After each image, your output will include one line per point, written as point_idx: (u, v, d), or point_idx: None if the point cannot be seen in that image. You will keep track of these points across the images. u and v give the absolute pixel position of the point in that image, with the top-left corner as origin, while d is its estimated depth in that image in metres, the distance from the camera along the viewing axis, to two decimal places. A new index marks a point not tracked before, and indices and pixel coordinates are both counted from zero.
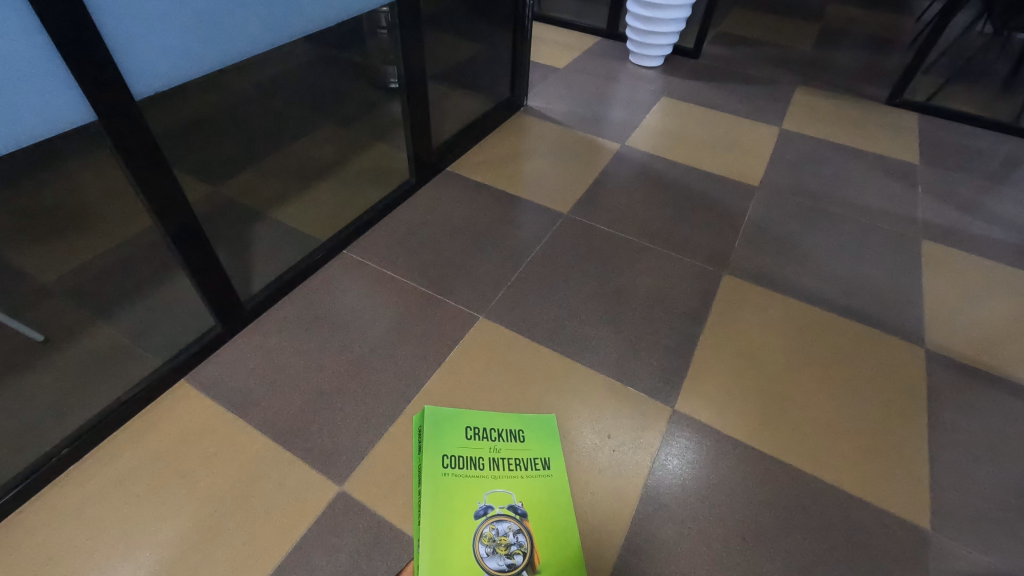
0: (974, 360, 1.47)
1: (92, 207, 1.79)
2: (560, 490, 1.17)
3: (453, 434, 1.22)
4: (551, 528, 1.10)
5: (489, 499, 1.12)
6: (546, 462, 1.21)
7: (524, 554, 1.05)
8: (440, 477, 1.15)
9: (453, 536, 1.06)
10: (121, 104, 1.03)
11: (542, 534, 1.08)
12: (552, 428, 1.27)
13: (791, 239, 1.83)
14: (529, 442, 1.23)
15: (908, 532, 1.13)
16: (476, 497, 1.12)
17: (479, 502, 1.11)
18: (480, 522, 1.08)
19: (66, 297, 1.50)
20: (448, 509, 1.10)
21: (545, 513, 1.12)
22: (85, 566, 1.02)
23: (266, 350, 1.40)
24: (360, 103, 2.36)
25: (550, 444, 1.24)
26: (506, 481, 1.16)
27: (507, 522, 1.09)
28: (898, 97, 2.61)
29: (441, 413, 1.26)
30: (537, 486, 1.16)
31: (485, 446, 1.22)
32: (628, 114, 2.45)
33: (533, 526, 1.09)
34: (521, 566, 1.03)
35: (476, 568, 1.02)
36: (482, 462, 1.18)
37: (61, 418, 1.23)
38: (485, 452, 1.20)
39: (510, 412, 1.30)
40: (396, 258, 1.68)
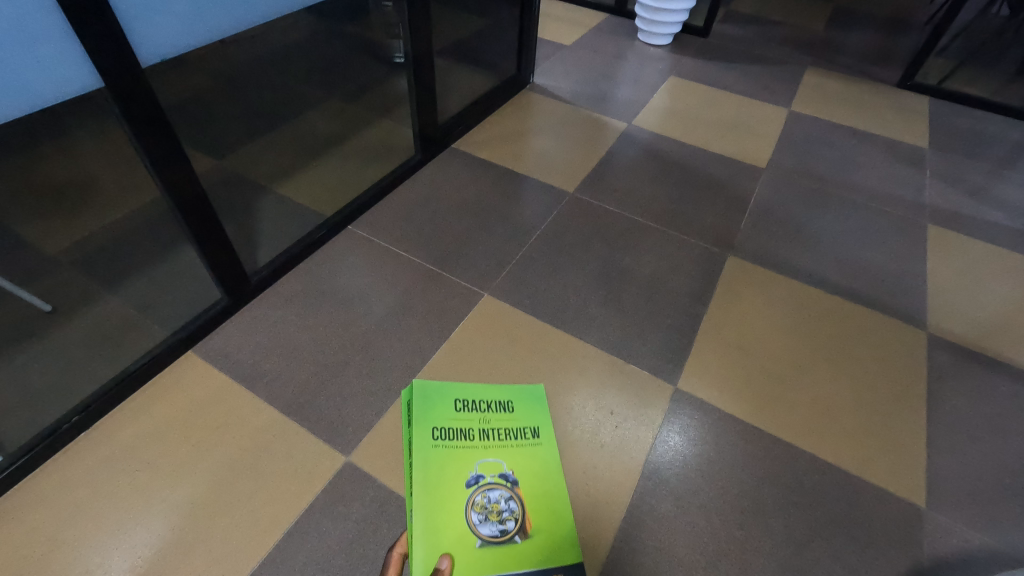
0: (974, 344, 1.49)
1: (94, 178, 1.77)
2: (550, 456, 1.19)
3: (441, 404, 1.24)
4: (540, 493, 1.13)
5: (481, 469, 1.14)
6: (535, 432, 1.23)
7: (516, 520, 1.08)
8: (429, 449, 1.15)
9: (446, 505, 1.07)
10: (128, 73, 0.99)
11: (531, 501, 1.11)
12: (539, 402, 1.29)
13: (796, 221, 1.84)
14: (518, 413, 1.26)
15: (904, 509, 1.16)
16: (467, 467, 1.14)
17: (470, 472, 1.13)
18: (472, 491, 1.10)
19: (70, 266, 1.49)
20: (438, 480, 1.11)
21: (536, 479, 1.15)
22: (99, 528, 1.04)
23: (272, 323, 1.40)
24: (365, 77, 2.32)
25: (539, 413, 1.27)
26: (495, 450, 1.18)
27: (497, 488, 1.12)
28: (909, 80, 2.60)
29: (431, 390, 1.27)
30: (530, 451, 1.20)
31: (474, 419, 1.23)
32: (635, 93, 2.43)
33: (523, 492, 1.12)
34: (513, 532, 1.06)
35: (469, 535, 1.04)
36: (475, 435, 1.19)
37: (70, 386, 1.24)
38: (474, 425, 1.21)
39: (504, 386, 1.31)
40: (403, 234, 1.68)
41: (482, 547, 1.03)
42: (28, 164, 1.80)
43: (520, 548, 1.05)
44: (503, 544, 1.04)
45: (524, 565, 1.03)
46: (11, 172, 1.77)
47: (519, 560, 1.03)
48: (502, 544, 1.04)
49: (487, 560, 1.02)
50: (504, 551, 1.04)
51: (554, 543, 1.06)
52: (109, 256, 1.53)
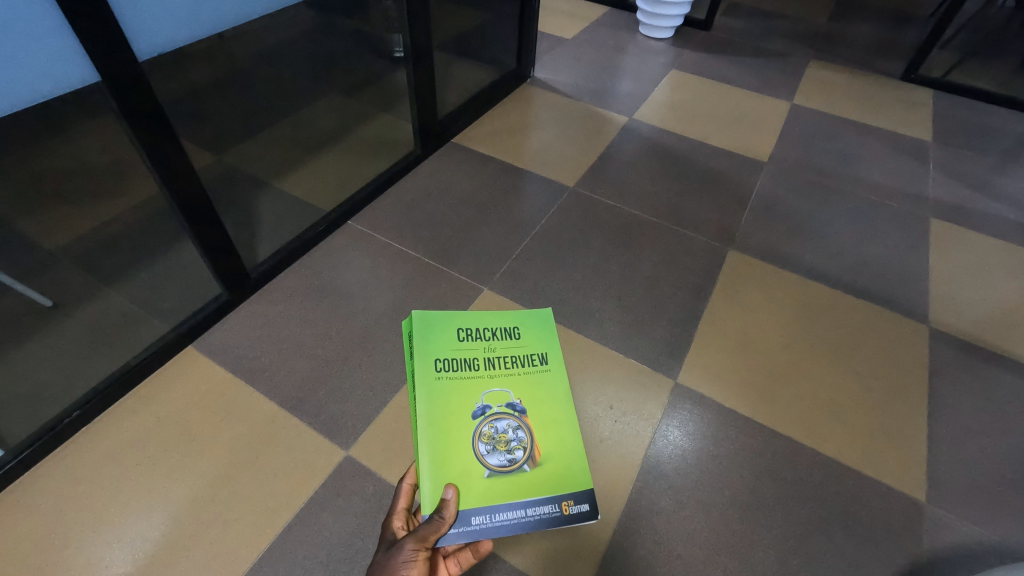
0: (976, 338, 1.48)
1: (93, 173, 1.77)
2: (556, 387, 1.23)
3: (446, 337, 1.26)
4: (547, 425, 1.15)
5: (487, 399, 1.16)
6: (540, 363, 1.27)
7: (524, 450, 1.10)
8: (435, 381, 1.17)
9: (454, 437, 1.09)
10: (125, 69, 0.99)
11: (540, 431, 1.13)
12: (544, 335, 1.33)
13: (798, 216, 1.83)
14: (523, 344, 1.30)
15: (904, 504, 1.16)
16: (473, 398, 1.15)
17: (476, 403, 1.14)
18: (479, 422, 1.12)
19: (70, 261, 1.49)
20: (445, 411, 1.12)
21: (542, 410, 1.17)
22: (100, 522, 1.04)
23: (272, 318, 1.40)
24: (365, 72, 2.32)
25: (547, 339, 1.33)
26: (501, 381, 1.20)
27: (505, 420, 1.13)
28: (913, 72, 2.57)
29: (434, 323, 1.28)
30: (535, 383, 1.23)
31: (479, 350, 1.25)
32: (636, 87, 2.41)
33: (531, 423, 1.14)
34: (522, 460, 1.08)
35: (478, 465, 1.05)
36: (479, 368, 1.21)
37: (70, 381, 1.24)
38: (479, 356, 1.24)
39: (507, 321, 1.34)
40: (402, 229, 1.68)
41: (490, 476, 1.05)
42: (28, 159, 1.80)
43: (530, 476, 1.06)
44: (512, 473, 1.06)
45: (533, 492, 1.04)
46: (11, 168, 1.77)
47: (528, 489, 1.04)
48: (511, 473, 1.06)
49: (496, 489, 1.03)
50: (513, 478, 1.05)
51: (562, 472, 1.08)
52: (109, 251, 1.53)
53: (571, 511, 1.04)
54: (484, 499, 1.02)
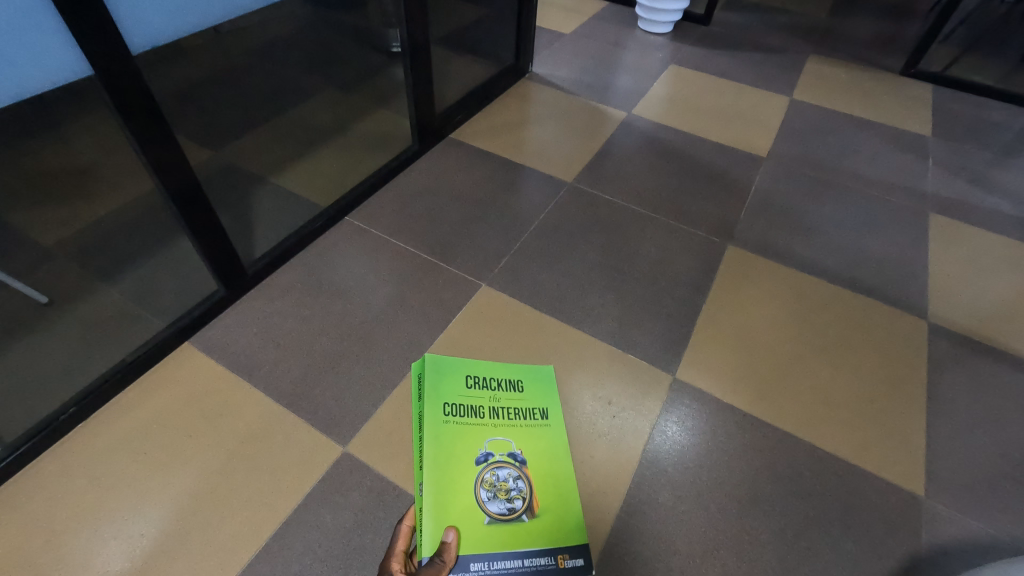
0: (975, 332, 1.48)
1: (90, 169, 1.76)
2: (558, 438, 1.20)
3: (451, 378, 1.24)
4: (548, 477, 1.13)
5: (490, 446, 1.14)
6: (545, 412, 1.24)
7: (524, 500, 1.08)
8: (439, 423, 1.16)
9: (456, 482, 1.07)
10: (121, 64, 0.98)
11: (540, 483, 1.11)
12: (552, 370, 1.33)
13: (797, 211, 1.82)
14: (529, 385, 1.28)
15: (902, 498, 1.16)
16: (476, 444, 1.14)
17: (479, 449, 1.13)
18: (481, 469, 1.10)
19: (66, 258, 1.48)
20: (448, 456, 1.11)
21: (544, 461, 1.15)
22: (96, 519, 1.04)
23: (268, 314, 1.40)
24: (362, 67, 2.30)
25: (551, 386, 1.30)
26: (505, 429, 1.18)
27: (507, 468, 1.11)
28: (913, 67, 2.57)
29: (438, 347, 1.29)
30: (538, 434, 1.20)
31: (484, 393, 1.24)
32: (635, 82, 2.40)
33: (531, 473, 1.12)
34: (521, 511, 1.06)
35: (477, 512, 1.04)
36: (485, 416, 1.19)
37: (66, 378, 1.23)
38: (485, 401, 1.22)
39: (514, 362, 1.33)
40: (400, 225, 1.67)
41: (489, 524, 1.03)
42: (23, 154, 1.79)
43: (527, 528, 1.04)
44: (510, 523, 1.04)
45: (529, 544, 1.02)
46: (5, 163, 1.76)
47: (525, 541, 1.02)
48: (510, 521, 1.04)
49: (493, 539, 1.01)
50: (511, 529, 1.03)
51: (559, 525, 1.06)
52: (105, 247, 1.52)
53: (566, 565, 1.01)
54: (481, 546, 1.00)
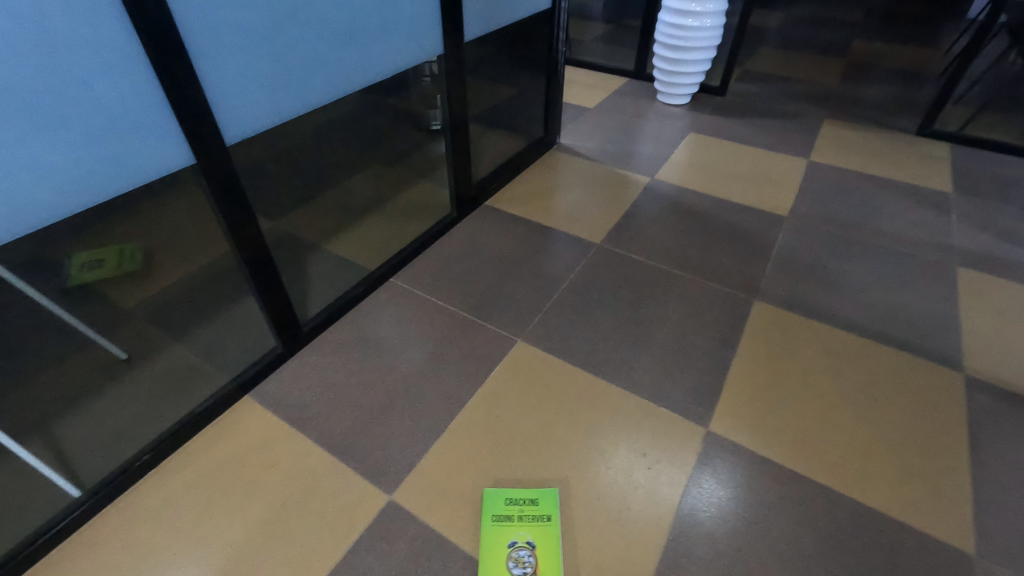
0: (1016, 387, 1.46)
1: (163, 236, 1.94)
2: (573, 501, 1.22)
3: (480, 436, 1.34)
4: (554, 539, 1.15)
5: (508, 506, 1.19)
6: (568, 473, 1.28)
7: (531, 559, 1.11)
8: (469, 484, 1.25)
9: (487, 563, 1.10)
10: (212, 148, 1.17)
11: (547, 544, 1.14)
12: (580, 433, 1.36)
13: (821, 266, 1.88)
14: (557, 444, 1.33)
15: (953, 557, 1.13)
16: (496, 504, 1.20)
17: (500, 508, 1.19)
18: (500, 525, 1.16)
19: (143, 318, 1.64)
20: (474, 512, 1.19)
21: (552, 525, 1.17)
22: (163, 561, 1.11)
23: (321, 369, 1.51)
24: (405, 144, 2.54)
25: (578, 445, 1.33)
26: (523, 490, 1.23)
27: (532, 548, 1.13)
28: (928, 127, 2.66)
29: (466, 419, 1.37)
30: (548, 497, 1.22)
31: (512, 451, 1.31)
32: (657, 149, 2.56)
33: (541, 534, 1.15)
34: (529, 569, 1.09)
35: (494, 567, 1.10)
36: (514, 499, 1.21)
37: (141, 428, 1.35)
38: (509, 465, 1.28)
39: (545, 421, 1.38)
40: (440, 285, 1.79)
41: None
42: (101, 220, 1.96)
43: None
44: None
45: None
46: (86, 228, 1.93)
47: None
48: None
49: None
50: None
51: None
52: (177, 309, 1.68)
53: None
54: None
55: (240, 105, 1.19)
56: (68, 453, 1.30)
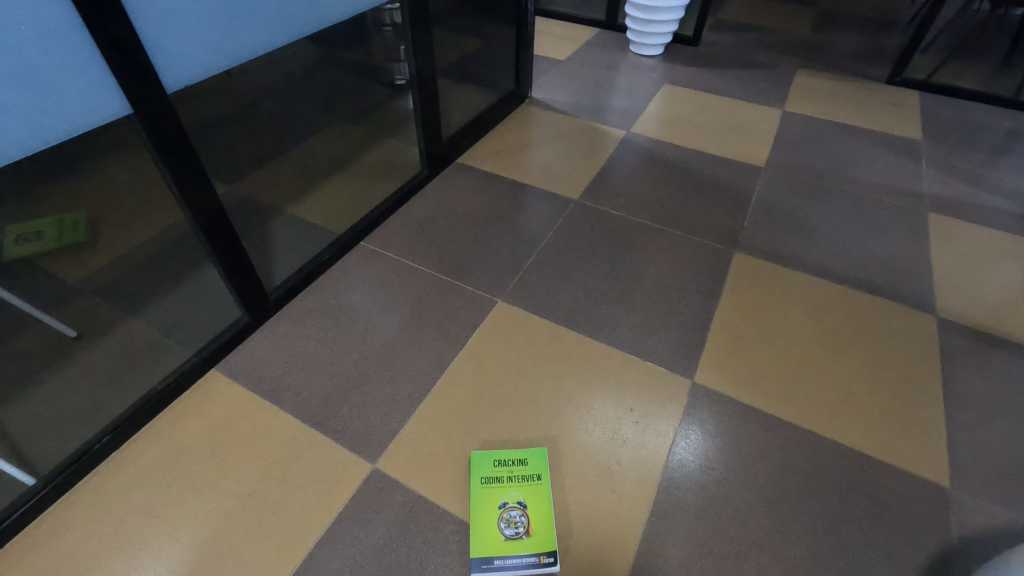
0: (985, 326, 1.50)
1: (107, 203, 1.78)
2: (562, 460, 1.20)
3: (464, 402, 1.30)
4: (545, 499, 1.12)
5: (497, 469, 1.16)
6: (555, 432, 1.25)
7: (523, 520, 1.09)
8: (456, 449, 1.21)
9: (477, 525, 1.08)
10: (153, 101, 1.05)
11: (539, 504, 1.12)
12: (566, 392, 1.33)
13: (798, 216, 1.87)
14: (543, 405, 1.30)
15: (930, 490, 1.16)
16: (485, 467, 1.17)
17: (488, 471, 1.16)
18: (490, 488, 1.13)
19: (92, 293, 1.52)
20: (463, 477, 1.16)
21: (543, 485, 1.15)
22: (133, 546, 1.05)
23: (292, 339, 1.43)
24: (368, 101, 2.38)
25: (565, 404, 1.31)
26: (512, 451, 1.20)
27: (523, 507, 1.11)
28: (898, 76, 2.65)
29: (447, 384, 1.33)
30: (538, 457, 1.19)
31: (497, 415, 1.28)
32: (631, 102, 2.49)
33: (531, 495, 1.13)
34: (521, 529, 1.07)
35: (486, 529, 1.07)
36: (503, 461, 1.18)
37: (98, 409, 1.26)
38: (495, 428, 1.25)
39: (529, 382, 1.35)
40: (413, 247, 1.71)
41: (495, 538, 1.06)
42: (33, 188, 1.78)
43: (527, 543, 1.06)
44: (510, 538, 1.06)
45: (525, 550, 1.05)
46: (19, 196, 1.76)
47: (522, 548, 1.05)
48: (510, 537, 1.06)
49: (497, 546, 1.05)
50: (510, 544, 1.05)
51: (550, 531, 1.08)
52: (129, 282, 1.56)
53: (545, 561, 1.04)
54: (491, 551, 1.04)
55: (178, 48, 1.07)
56: (18, 440, 1.20)
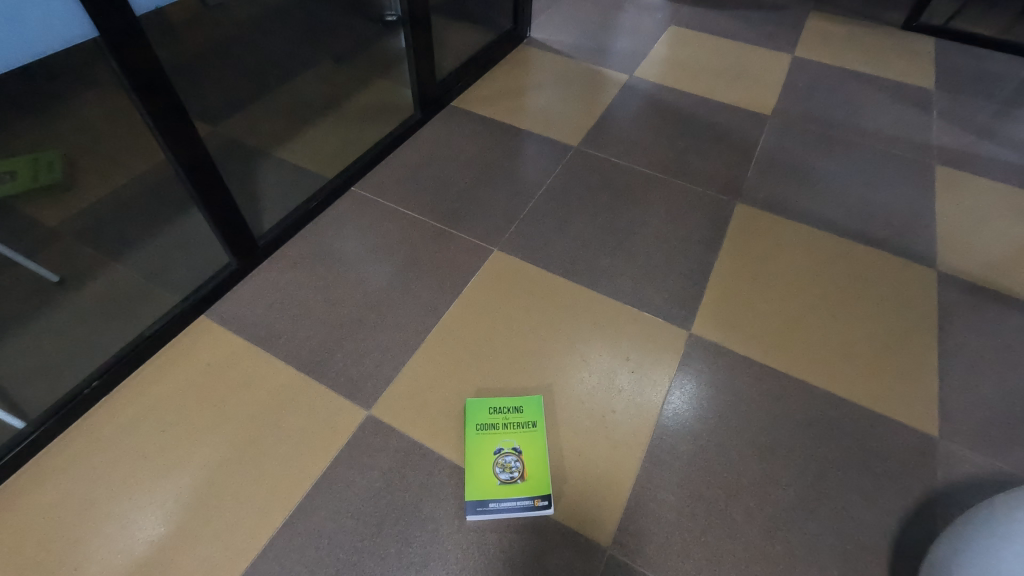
0: (985, 281, 1.49)
1: (82, 141, 1.69)
2: (557, 408, 1.20)
3: (459, 351, 1.28)
4: (540, 446, 1.13)
5: (492, 416, 1.16)
6: (551, 381, 1.25)
7: (518, 465, 1.10)
8: (451, 397, 1.21)
9: (472, 470, 1.09)
10: (124, 28, 0.96)
11: (533, 451, 1.12)
12: (562, 342, 1.32)
13: (803, 167, 1.82)
14: (539, 354, 1.29)
15: (918, 439, 1.18)
16: (481, 415, 1.16)
17: (484, 419, 1.16)
18: (485, 435, 1.13)
19: (73, 237, 1.46)
20: (458, 424, 1.16)
21: (538, 433, 1.15)
22: (129, 488, 1.05)
23: (283, 286, 1.39)
24: (357, 38, 2.25)
25: (561, 354, 1.30)
26: (507, 399, 1.20)
27: (519, 453, 1.11)
28: (914, 21, 2.53)
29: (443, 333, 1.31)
30: (534, 405, 1.19)
31: (493, 364, 1.27)
32: (634, 44, 2.36)
33: (526, 442, 1.13)
34: (515, 474, 1.08)
35: (481, 474, 1.08)
36: (498, 408, 1.18)
37: (86, 354, 1.23)
38: (490, 377, 1.24)
39: (525, 331, 1.33)
40: (407, 194, 1.65)
41: (490, 483, 1.07)
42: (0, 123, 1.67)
43: (521, 487, 1.07)
44: (505, 483, 1.07)
45: (520, 494, 1.06)
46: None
47: (517, 492, 1.06)
48: (504, 482, 1.07)
49: (492, 490, 1.06)
50: (504, 488, 1.06)
51: (544, 475, 1.09)
52: (112, 226, 1.50)
53: (539, 505, 1.05)
54: (485, 494, 1.06)
55: None
56: (6, 384, 1.18)
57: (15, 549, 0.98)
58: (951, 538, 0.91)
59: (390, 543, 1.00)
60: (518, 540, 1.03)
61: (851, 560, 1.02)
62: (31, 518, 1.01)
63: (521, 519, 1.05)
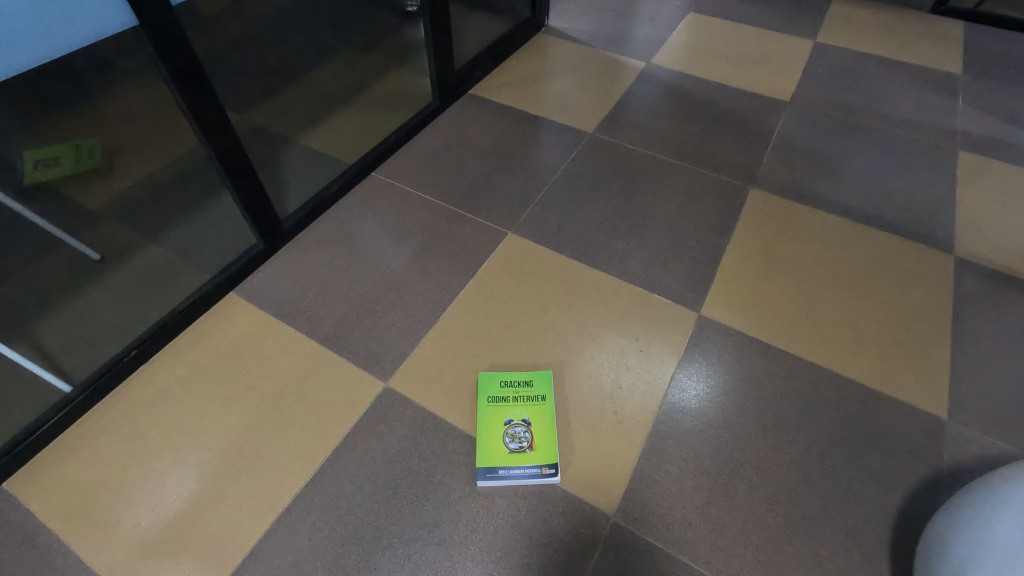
0: (1004, 266, 1.48)
1: (120, 129, 1.77)
2: (565, 386, 1.24)
3: (473, 329, 1.33)
4: (548, 419, 1.17)
5: (502, 390, 1.21)
6: (560, 360, 1.28)
7: (527, 436, 1.14)
8: (465, 372, 1.25)
9: (483, 439, 1.14)
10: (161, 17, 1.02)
11: (542, 423, 1.16)
12: (573, 322, 1.35)
13: (821, 153, 1.80)
14: (551, 334, 1.33)
15: (926, 421, 1.19)
16: (492, 388, 1.21)
17: (494, 392, 1.21)
18: (496, 408, 1.18)
19: (113, 218, 1.55)
20: (471, 397, 1.21)
21: (547, 406, 1.19)
22: (164, 450, 1.13)
23: (306, 265, 1.46)
24: (378, 28, 2.29)
25: (572, 333, 1.33)
26: (518, 374, 1.24)
27: (528, 424, 1.16)
28: (942, 4, 2.46)
29: (458, 312, 1.36)
30: (543, 380, 1.23)
31: (506, 342, 1.31)
32: (653, 31, 2.36)
33: (535, 415, 1.18)
34: (524, 444, 1.13)
35: (492, 443, 1.13)
36: (509, 382, 1.22)
37: (125, 326, 1.32)
38: (503, 354, 1.28)
39: (538, 311, 1.37)
40: (424, 178, 1.70)
41: (500, 452, 1.12)
42: (44, 110, 1.77)
43: (530, 457, 1.12)
44: (514, 452, 1.12)
45: (529, 463, 1.11)
46: (28, 117, 1.73)
47: (525, 461, 1.11)
48: (514, 451, 1.12)
49: (502, 458, 1.11)
50: (513, 457, 1.11)
51: (552, 446, 1.13)
52: (149, 207, 1.59)
53: (547, 473, 1.10)
54: (496, 462, 1.11)
55: None
56: (52, 351, 1.27)
57: (64, 503, 1.06)
58: (950, 513, 0.93)
59: (404, 505, 1.06)
60: (525, 506, 1.07)
61: (852, 533, 1.04)
62: (79, 474, 1.09)
63: (530, 486, 1.10)
